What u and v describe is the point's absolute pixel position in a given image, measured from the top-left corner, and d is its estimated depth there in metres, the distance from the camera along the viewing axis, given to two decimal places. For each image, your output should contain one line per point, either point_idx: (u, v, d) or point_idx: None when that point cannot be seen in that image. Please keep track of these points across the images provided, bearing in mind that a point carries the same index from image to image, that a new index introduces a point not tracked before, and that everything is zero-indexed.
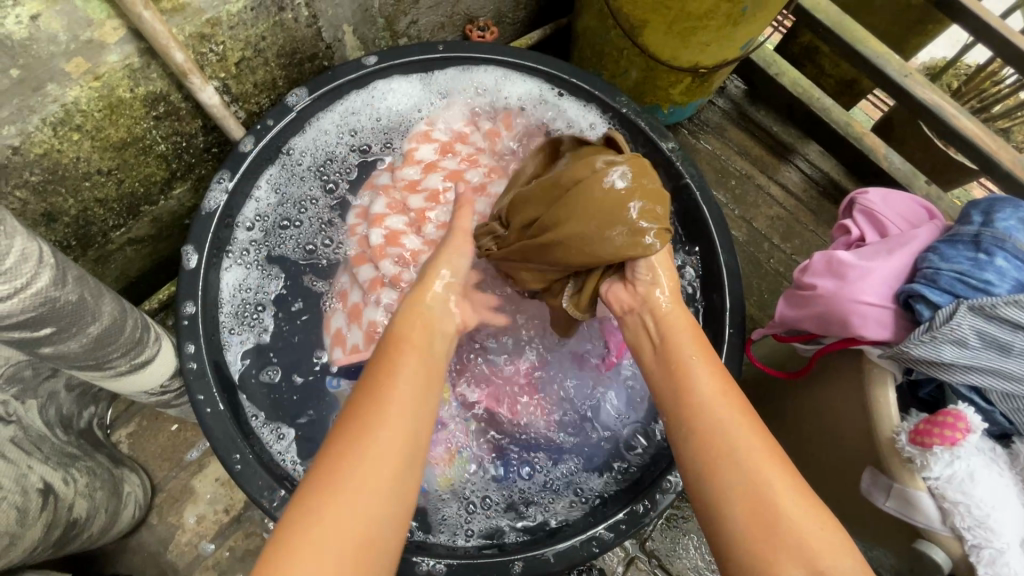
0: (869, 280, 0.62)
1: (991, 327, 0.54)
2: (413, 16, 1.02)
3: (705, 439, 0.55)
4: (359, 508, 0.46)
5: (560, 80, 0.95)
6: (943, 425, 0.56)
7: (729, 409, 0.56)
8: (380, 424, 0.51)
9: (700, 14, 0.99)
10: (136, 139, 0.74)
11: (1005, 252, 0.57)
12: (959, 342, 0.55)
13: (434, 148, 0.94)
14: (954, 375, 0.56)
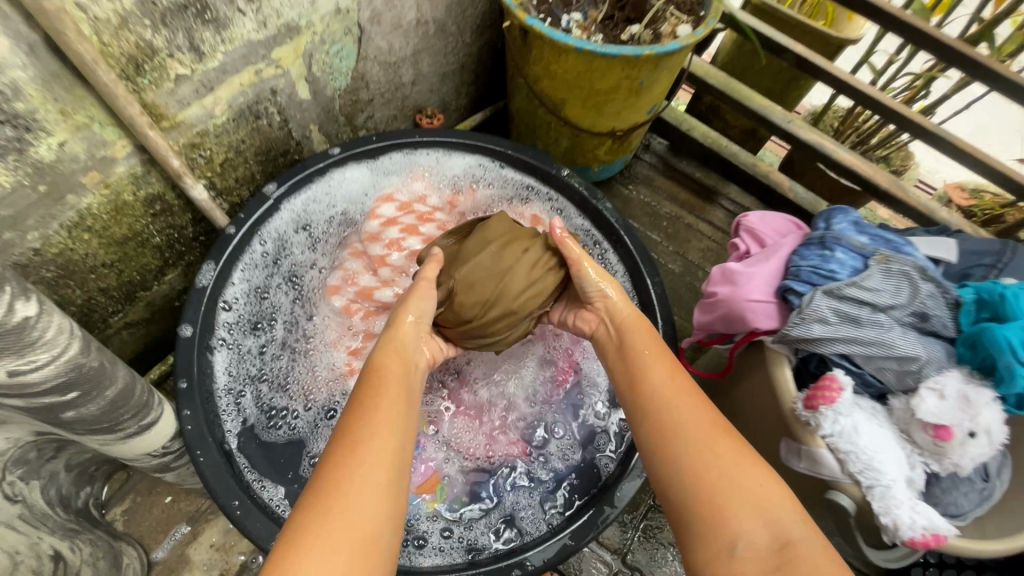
0: (754, 283, 0.77)
1: (842, 305, 0.69)
2: (368, 112, 1.21)
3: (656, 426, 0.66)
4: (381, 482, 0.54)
5: (496, 152, 1.14)
6: (824, 389, 0.69)
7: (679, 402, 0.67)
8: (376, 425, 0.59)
9: (606, 90, 1.20)
10: (136, 234, 0.86)
11: (843, 247, 0.73)
12: (821, 319, 0.69)
13: (399, 204, 1.09)
14: (825, 347, 0.70)
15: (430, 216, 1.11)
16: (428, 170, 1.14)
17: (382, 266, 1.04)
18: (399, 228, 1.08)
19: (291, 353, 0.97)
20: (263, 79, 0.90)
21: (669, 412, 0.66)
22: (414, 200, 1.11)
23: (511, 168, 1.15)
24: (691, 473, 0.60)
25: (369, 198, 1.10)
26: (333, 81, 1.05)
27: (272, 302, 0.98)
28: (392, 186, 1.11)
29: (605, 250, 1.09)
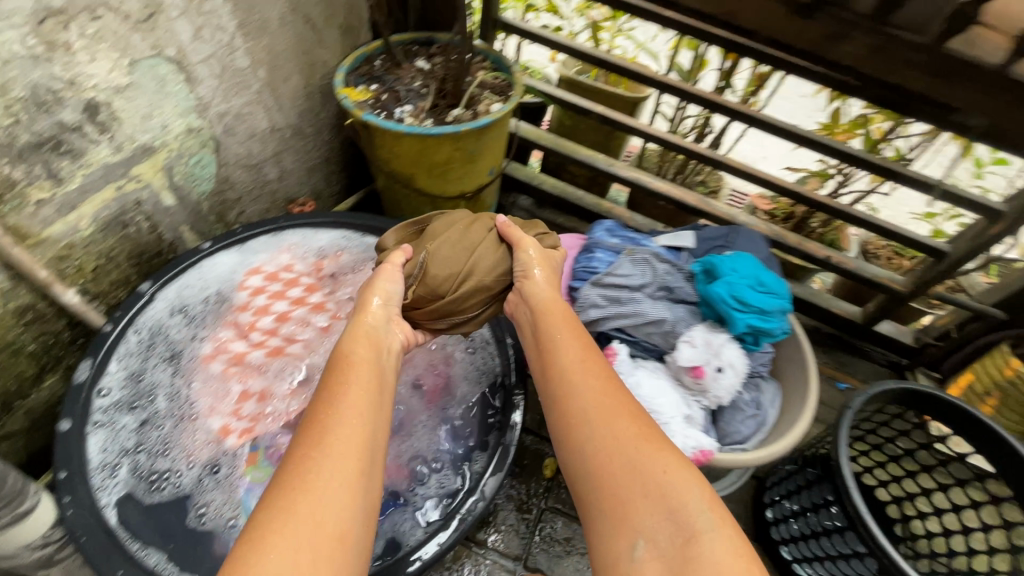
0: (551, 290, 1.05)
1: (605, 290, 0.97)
2: (239, 208, 1.37)
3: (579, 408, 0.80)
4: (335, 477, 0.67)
5: (352, 223, 1.32)
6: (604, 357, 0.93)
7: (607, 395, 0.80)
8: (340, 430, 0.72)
9: (444, 161, 1.45)
10: (9, 344, 0.94)
11: (601, 252, 1.03)
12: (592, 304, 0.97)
13: (266, 275, 1.23)
14: (602, 323, 0.96)
15: (298, 284, 1.25)
16: (295, 246, 1.29)
17: (252, 332, 1.16)
18: (266, 296, 1.21)
19: (169, 423, 1.03)
20: (126, 193, 1.04)
21: (598, 401, 0.79)
22: (281, 272, 1.25)
23: (371, 234, 1.32)
24: (599, 456, 0.73)
25: (240, 276, 1.23)
26: (197, 186, 1.21)
27: (149, 380, 1.06)
28: (259, 263, 1.24)
29: None
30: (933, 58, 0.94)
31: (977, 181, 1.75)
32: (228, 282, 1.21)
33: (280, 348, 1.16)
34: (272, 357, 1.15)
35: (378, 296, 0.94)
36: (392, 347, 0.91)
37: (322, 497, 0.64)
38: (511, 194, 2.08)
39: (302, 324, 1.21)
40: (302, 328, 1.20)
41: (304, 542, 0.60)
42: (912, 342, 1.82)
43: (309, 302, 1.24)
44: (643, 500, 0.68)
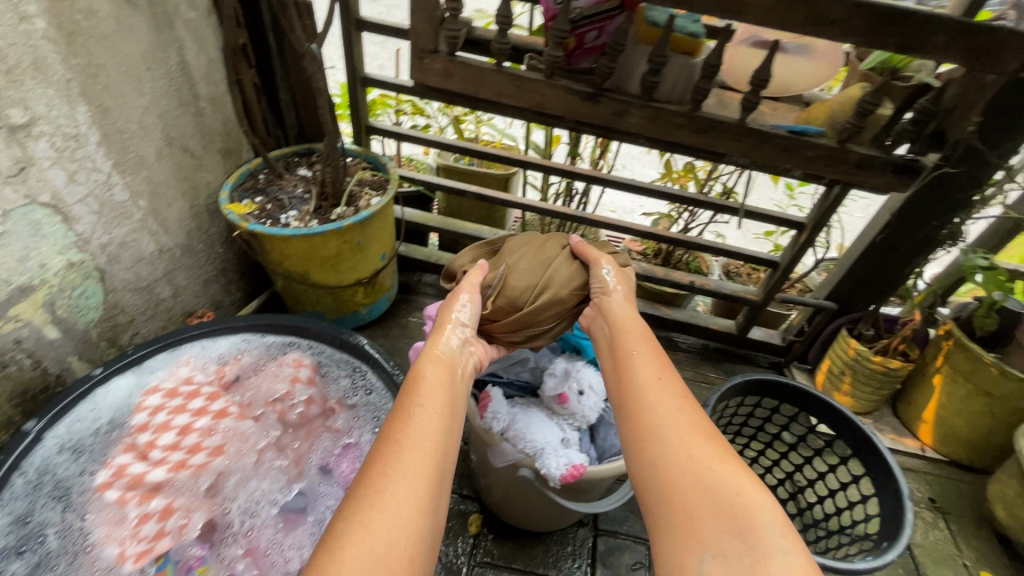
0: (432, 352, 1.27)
1: None
2: (133, 329, 1.41)
3: (643, 427, 0.86)
4: (409, 494, 0.72)
5: (248, 327, 1.39)
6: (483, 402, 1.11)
7: (677, 409, 0.87)
8: (415, 452, 0.77)
9: (333, 254, 1.58)
10: None
11: None
12: None
13: (165, 392, 1.24)
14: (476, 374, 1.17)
15: (198, 392, 1.26)
16: (193, 359, 1.34)
17: (151, 450, 1.15)
18: (166, 411, 1.21)
19: (66, 563, 1.03)
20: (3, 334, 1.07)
21: (668, 416, 0.86)
22: (180, 384, 1.27)
23: (270, 333, 1.40)
24: (668, 467, 0.79)
25: (135, 398, 1.24)
26: (84, 316, 1.25)
27: (43, 523, 1.06)
28: (156, 382, 1.27)
29: (363, 374, 1.35)
30: (693, 119, 1.21)
31: (793, 201, 2.11)
32: (121, 408, 1.23)
33: (183, 460, 1.15)
34: (176, 472, 1.13)
35: (460, 314, 1.05)
36: (464, 370, 0.98)
37: (389, 514, 0.69)
38: (413, 273, 2.22)
39: (205, 431, 1.21)
40: (206, 437, 1.20)
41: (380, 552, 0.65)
42: (781, 342, 2.07)
43: (211, 408, 1.24)
44: (711, 511, 0.72)
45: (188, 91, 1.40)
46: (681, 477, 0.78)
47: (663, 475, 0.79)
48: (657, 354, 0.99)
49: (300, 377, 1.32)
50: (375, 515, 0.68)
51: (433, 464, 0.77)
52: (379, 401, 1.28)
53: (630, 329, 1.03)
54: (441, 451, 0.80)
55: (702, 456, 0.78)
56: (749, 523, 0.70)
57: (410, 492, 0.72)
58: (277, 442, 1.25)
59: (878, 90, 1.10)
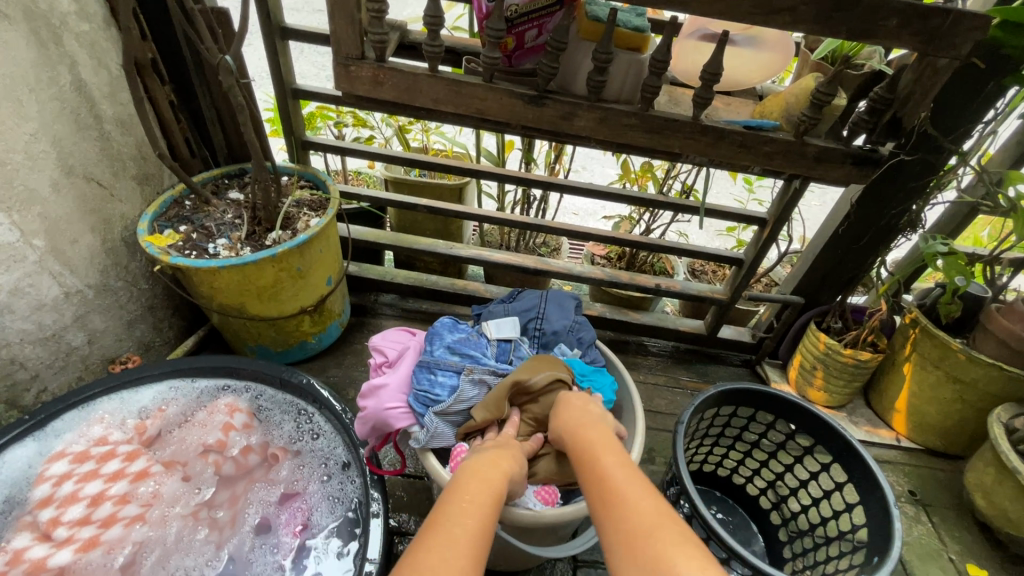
0: (390, 394, 1.01)
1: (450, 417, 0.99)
2: (38, 386, 1.25)
3: (624, 525, 0.72)
4: None
5: (173, 372, 1.24)
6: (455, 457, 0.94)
7: (655, 509, 0.73)
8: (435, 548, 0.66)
9: (271, 283, 1.44)
10: None
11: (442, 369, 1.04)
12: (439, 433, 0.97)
13: (72, 456, 1.08)
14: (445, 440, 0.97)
15: (114, 453, 1.11)
16: (109, 414, 1.18)
17: (56, 528, 1.00)
18: (75, 479, 1.06)
19: None
20: None
21: (647, 514, 0.72)
22: (92, 445, 1.11)
23: (199, 377, 1.26)
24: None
25: (37, 468, 1.09)
26: None
27: None
28: (63, 445, 1.11)
29: (307, 413, 1.22)
30: (644, 119, 1.14)
31: (752, 196, 2.08)
32: (20, 482, 1.07)
33: (95, 536, 0.99)
34: (84, 551, 0.97)
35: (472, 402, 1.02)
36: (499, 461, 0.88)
37: None
38: (368, 294, 2.08)
39: (120, 499, 1.05)
40: (122, 505, 1.05)
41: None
42: (751, 339, 2.04)
43: (129, 471, 1.09)
44: None
45: (87, 113, 1.25)
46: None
47: None
48: (624, 449, 0.86)
49: (234, 425, 1.18)
50: None
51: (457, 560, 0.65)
52: (326, 446, 1.17)
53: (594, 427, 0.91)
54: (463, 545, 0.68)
55: (687, 561, 0.64)
56: None
57: None
58: (210, 499, 1.12)
59: (832, 80, 1.05)
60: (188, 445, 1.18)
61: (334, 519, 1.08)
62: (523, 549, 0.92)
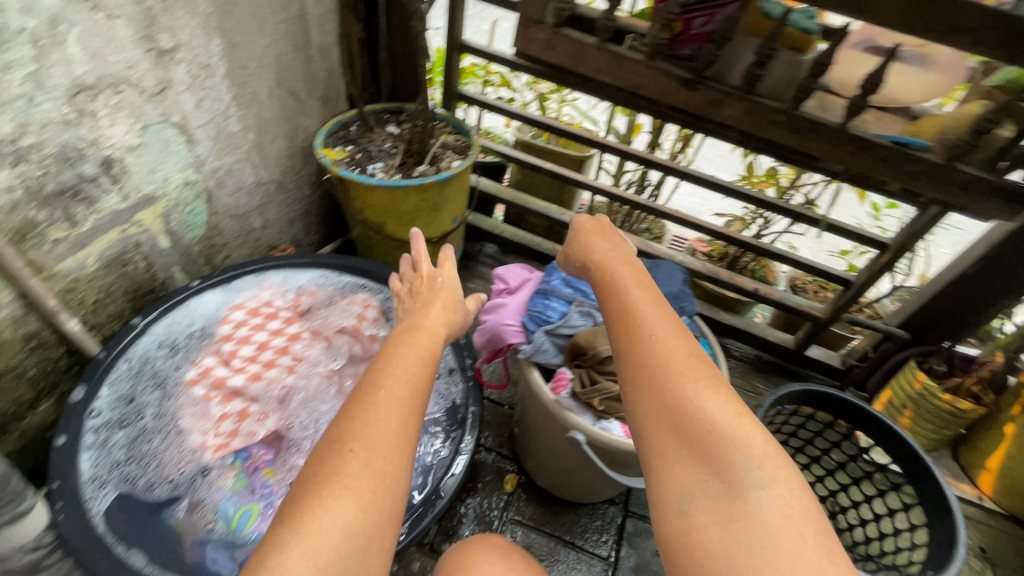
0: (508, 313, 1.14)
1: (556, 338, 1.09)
2: (226, 252, 1.54)
3: (639, 345, 0.83)
4: (372, 454, 0.68)
5: (328, 264, 1.48)
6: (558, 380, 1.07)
7: (675, 339, 0.82)
8: (373, 407, 0.73)
9: (412, 209, 1.65)
10: (14, 367, 1.05)
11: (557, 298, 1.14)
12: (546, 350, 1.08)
13: (248, 309, 1.36)
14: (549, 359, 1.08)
15: (276, 313, 1.38)
16: (275, 284, 1.44)
17: (234, 358, 1.28)
18: (249, 327, 1.33)
19: (153, 441, 1.14)
20: (128, 236, 1.20)
21: (659, 338, 0.82)
22: (262, 304, 1.39)
23: (345, 273, 1.49)
24: (657, 397, 0.77)
25: (221, 312, 1.36)
26: (190, 232, 1.37)
27: (139, 404, 1.17)
28: (242, 300, 1.38)
29: (428, 322, 1.42)
30: (791, 118, 1.19)
31: (876, 222, 2.01)
32: (210, 319, 1.34)
33: (259, 372, 1.27)
34: (252, 380, 1.25)
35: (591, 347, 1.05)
36: (436, 318, 1.02)
37: (354, 479, 0.65)
38: (476, 242, 2.28)
39: (280, 351, 1.33)
40: (279, 354, 1.33)
41: (362, 510, 0.63)
42: (840, 364, 2.01)
43: (287, 330, 1.37)
44: (687, 449, 0.72)
45: (302, 37, 1.49)
46: (669, 403, 0.75)
47: (647, 397, 0.78)
48: (642, 281, 0.97)
49: (367, 318, 1.42)
50: (340, 482, 0.64)
51: (394, 416, 0.73)
52: (440, 351, 1.37)
53: (608, 262, 1.03)
54: (398, 401, 0.75)
55: (692, 385, 0.76)
56: (724, 461, 0.69)
57: (379, 448, 0.69)
58: (343, 369, 1.35)
59: (1001, 109, 1.04)
60: (328, 324, 1.42)
61: (439, 411, 1.27)
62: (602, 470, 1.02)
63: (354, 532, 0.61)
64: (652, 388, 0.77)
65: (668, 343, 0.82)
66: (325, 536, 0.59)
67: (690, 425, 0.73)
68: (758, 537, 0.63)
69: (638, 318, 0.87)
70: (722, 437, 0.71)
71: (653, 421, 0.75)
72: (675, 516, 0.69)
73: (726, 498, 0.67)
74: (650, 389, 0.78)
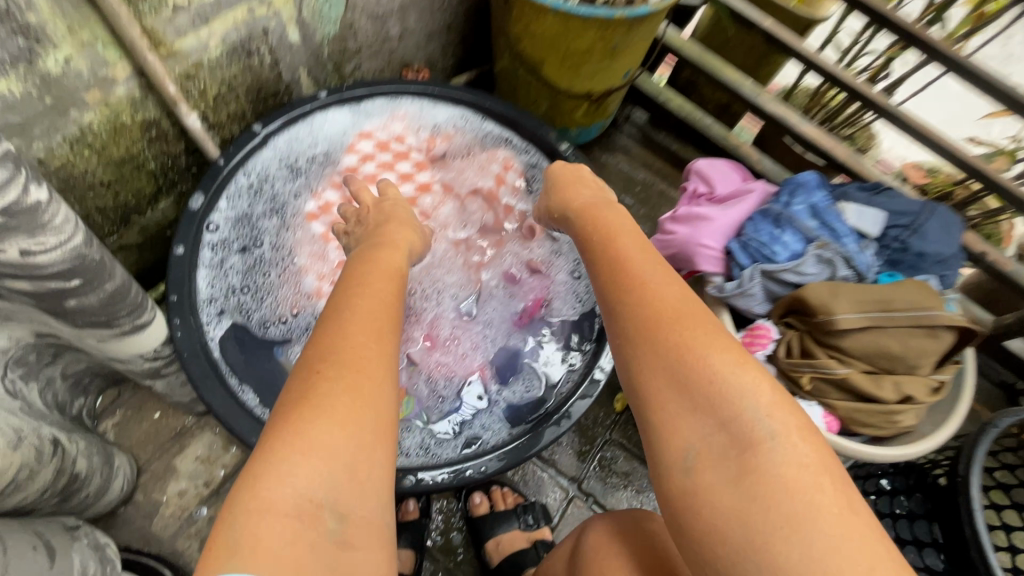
0: (711, 230, 0.84)
1: (770, 283, 0.80)
2: (356, 61, 1.27)
3: (640, 292, 0.67)
4: (344, 374, 0.61)
5: (473, 104, 1.19)
6: (759, 336, 0.81)
7: (664, 287, 0.68)
8: (338, 332, 0.65)
9: (582, 51, 1.27)
10: (133, 157, 0.92)
11: (792, 229, 0.80)
12: (752, 295, 0.80)
13: (377, 142, 1.16)
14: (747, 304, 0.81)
15: (406, 154, 1.18)
16: (408, 113, 1.19)
17: (357, 198, 1.12)
18: (375, 164, 1.17)
19: (267, 271, 1.05)
20: (255, 18, 0.95)
21: (647, 286, 0.67)
22: (392, 140, 1.18)
23: (489, 119, 1.21)
24: (653, 349, 0.63)
25: (347, 137, 1.16)
26: (322, 28, 1.10)
27: (256, 227, 1.06)
28: (370, 128, 1.17)
29: (577, 205, 1.16)
30: None
31: None
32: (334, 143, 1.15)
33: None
34: None
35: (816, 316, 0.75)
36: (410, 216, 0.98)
37: (332, 405, 0.58)
38: (628, 107, 1.86)
39: (407, 200, 1.16)
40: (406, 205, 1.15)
41: (345, 434, 0.57)
42: None
43: (416, 179, 1.18)
44: (693, 408, 0.58)
45: None
46: (670, 352, 0.61)
47: (646, 352, 0.63)
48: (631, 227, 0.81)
49: (506, 182, 1.19)
50: (316, 405, 0.58)
51: (364, 336, 0.66)
52: (585, 246, 1.14)
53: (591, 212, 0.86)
54: (364, 319, 0.68)
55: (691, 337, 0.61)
56: (728, 417, 0.56)
57: (348, 367, 0.62)
58: (472, 236, 1.17)
59: None
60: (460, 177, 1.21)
61: (572, 315, 1.08)
62: None
63: (344, 456, 0.56)
64: (648, 340, 0.63)
65: (657, 289, 0.67)
66: (318, 466, 0.54)
67: (692, 381, 0.59)
68: (773, 496, 0.51)
69: (625, 266, 0.72)
70: (726, 392, 0.57)
71: (657, 374, 0.61)
72: (682, 477, 0.57)
73: (737, 455, 0.55)
74: (642, 341, 0.63)
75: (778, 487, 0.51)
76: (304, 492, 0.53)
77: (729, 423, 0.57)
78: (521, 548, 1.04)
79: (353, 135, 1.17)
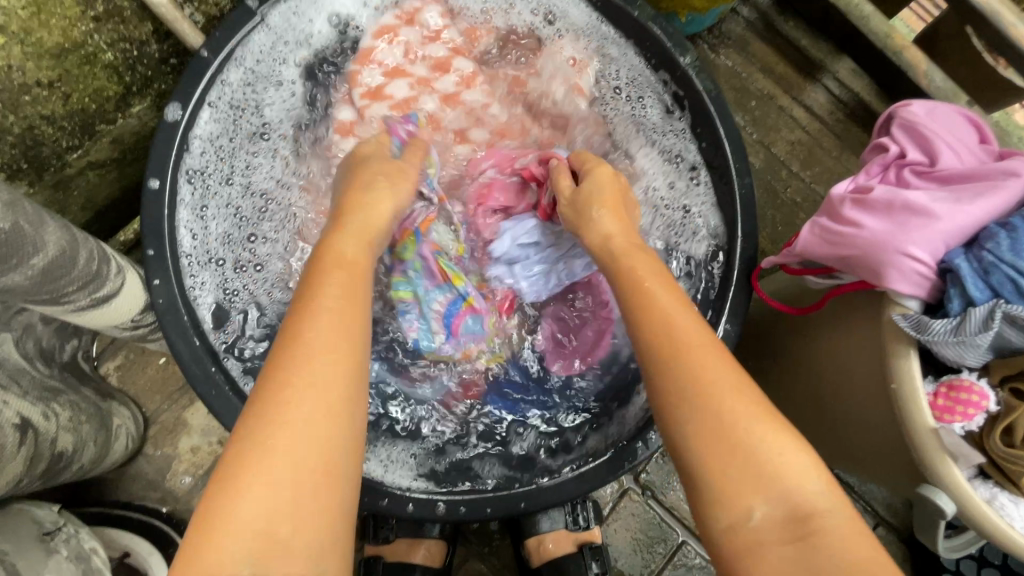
0: (924, 231, 0.54)
1: (1011, 332, 0.52)
2: None
3: (690, 374, 0.48)
4: (308, 426, 0.42)
5: None
6: (965, 402, 0.54)
7: (705, 347, 0.50)
8: (299, 358, 0.45)
9: None
10: (76, 45, 0.65)
11: None
12: (976, 346, 0.52)
13: (403, 47, 0.87)
14: (960, 355, 0.54)
15: (448, 62, 0.88)
16: (439, 5, 0.89)
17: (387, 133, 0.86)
18: (409, 82, 0.88)
19: (270, 220, 0.82)
20: None
21: (700, 364, 0.48)
22: (427, 39, 0.89)
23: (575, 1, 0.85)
24: (702, 436, 0.46)
25: (362, 26, 0.87)
26: None
27: (250, 157, 0.81)
28: (391, 19, 0.87)
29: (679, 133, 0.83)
30: None
31: None
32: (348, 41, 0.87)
33: None
34: None
35: None
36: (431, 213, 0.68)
37: (273, 469, 0.40)
38: None
39: (456, 134, 0.88)
40: (458, 141, 0.88)
41: (266, 485, 0.40)
42: None
43: (465, 98, 0.89)
44: (761, 503, 0.43)
45: None
46: (721, 443, 0.45)
47: (697, 447, 0.46)
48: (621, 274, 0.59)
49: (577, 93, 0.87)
50: (250, 474, 0.40)
51: (328, 352, 0.45)
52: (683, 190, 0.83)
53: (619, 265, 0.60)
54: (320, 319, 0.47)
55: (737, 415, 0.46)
56: (784, 491, 0.43)
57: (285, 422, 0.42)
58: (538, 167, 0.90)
59: None
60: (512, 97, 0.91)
61: None
62: (928, 542, 0.60)
63: (280, 515, 0.39)
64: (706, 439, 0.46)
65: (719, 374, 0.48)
66: (233, 537, 0.38)
67: (732, 455, 0.45)
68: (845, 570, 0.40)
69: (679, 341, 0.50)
70: (755, 443, 0.45)
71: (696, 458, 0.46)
72: (731, 549, 0.44)
73: (786, 508, 0.43)
74: (697, 427, 0.47)
75: (838, 551, 0.40)
76: (215, 567, 0.37)
77: (779, 490, 0.43)
78: (565, 550, 0.90)
79: (369, 27, 0.87)
